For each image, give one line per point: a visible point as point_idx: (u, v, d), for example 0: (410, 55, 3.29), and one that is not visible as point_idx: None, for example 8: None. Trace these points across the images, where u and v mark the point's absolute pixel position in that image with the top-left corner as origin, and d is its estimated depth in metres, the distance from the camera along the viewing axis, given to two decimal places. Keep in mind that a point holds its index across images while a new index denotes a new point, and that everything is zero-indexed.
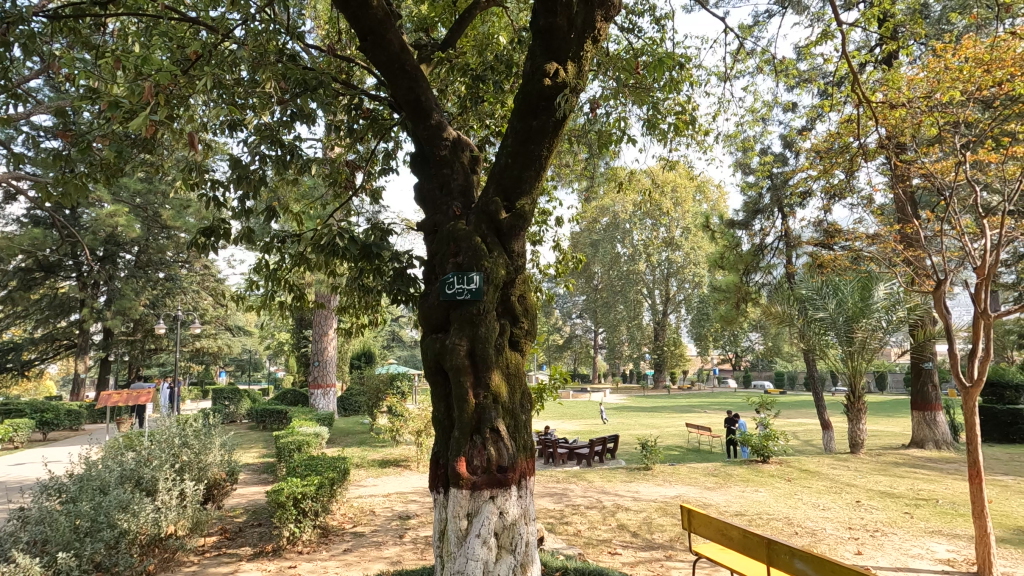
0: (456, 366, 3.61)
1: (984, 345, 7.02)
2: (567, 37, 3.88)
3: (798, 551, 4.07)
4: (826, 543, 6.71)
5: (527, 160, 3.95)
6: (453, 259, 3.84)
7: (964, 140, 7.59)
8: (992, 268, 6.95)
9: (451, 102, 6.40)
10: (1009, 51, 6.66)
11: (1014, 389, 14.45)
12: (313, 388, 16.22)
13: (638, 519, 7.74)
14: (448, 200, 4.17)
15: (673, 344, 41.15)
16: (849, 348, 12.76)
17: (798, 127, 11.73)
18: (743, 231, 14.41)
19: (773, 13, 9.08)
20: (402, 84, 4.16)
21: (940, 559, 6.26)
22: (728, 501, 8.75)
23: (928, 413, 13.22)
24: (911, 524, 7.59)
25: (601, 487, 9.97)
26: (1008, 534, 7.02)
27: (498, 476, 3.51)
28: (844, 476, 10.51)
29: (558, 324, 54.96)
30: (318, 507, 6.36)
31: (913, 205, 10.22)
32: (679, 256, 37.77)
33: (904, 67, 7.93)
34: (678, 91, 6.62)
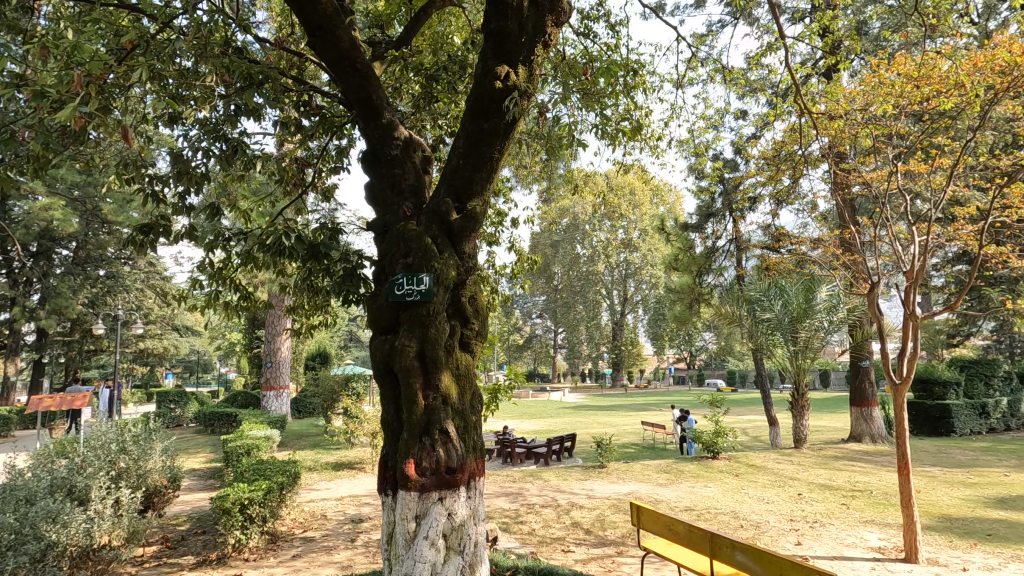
0: (405, 368, 3.59)
1: (915, 344, 7.45)
2: (518, 41, 3.90)
3: (739, 544, 4.23)
4: (769, 535, 6.99)
5: (478, 163, 3.96)
6: (403, 260, 3.81)
7: (897, 151, 8.03)
8: (920, 272, 7.38)
9: (405, 102, 6.34)
10: (936, 69, 7.09)
11: (943, 385, 15.16)
12: (265, 390, 15.78)
13: (591, 516, 7.87)
14: (399, 200, 4.14)
15: (630, 343, 41.95)
16: (794, 347, 13.34)
17: (748, 135, 12.17)
18: (696, 234, 14.86)
19: (725, 23, 9.40)
20: (352, 82, 4.09)
21: (872, 547, 6.61)
22: (678, 497, 9.00)
23: (865, 409, 13.93)
24: (847, 515, 8.00)
25: (557, 486, 10.07)
26: (933, 522, 7.49)
27: (447, 478, 3.51)
28: (788, 471, 10.98)
29: (518, 324, 55.20)
30: (266, 513, 6.19)
31: (852, 211, 10.76)
32: (636, 257, 38.61)
33: (843, 80, 8.34)
34: (631, 96, 6.76)
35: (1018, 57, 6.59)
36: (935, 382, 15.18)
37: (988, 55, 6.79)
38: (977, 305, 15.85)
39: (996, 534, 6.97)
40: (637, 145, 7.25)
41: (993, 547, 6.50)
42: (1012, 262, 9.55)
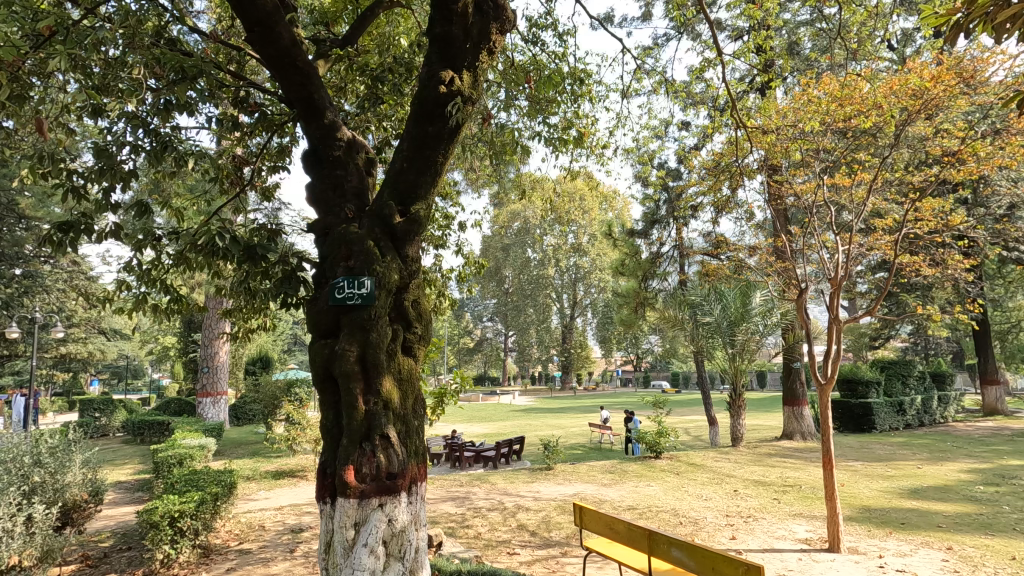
0: (345, 373, 3.52)
1: (839, 346, 7.93)
2: (463, 46, 3.92)
3: (675, 540, 4.38)
4: (706, 531, 7.27)
5: (422, 166, 3.96)
6: (344, 263, 3.75)
7: (825, 165, 8.54)
8: (843, 278, 7.90)
9: (350, 102, 6.27)
10: (857, 90, 7.61)
11: (865, 384, 16.21)
12: (201, 397, 15.07)
13: (537, 518, 7.94)
14: (341, 201, 4.08)
15: (579, 346, 42.70)
16: (732, 350, 13.95)
17: (690, 146, 12.65)
18: (641, 240, 15.30)
19: (669, 38, 9.78)
20: (293, 80, 3.99)
21: (800, 539, 6.99)
22: (621, 496, 9.23)
23: (796, 408, 14.72)
24: (778, 509, 8.43)
25: (503, 489, 10.10)
26: (855, 513, 8.01)
27: (388, 484, 3.47)
28: (725, 468, 11.44)
29: (469, 327, 55.09)
30: (198, 525, 5.91)
31: (784, 221, 11.39)
32: (586, 262, 39.37)
33: (776, 97, 8.80)
34: (578, 104, 6.92)
35: (927, 83, 7.19)
36: (859, 381, 16.23)
37: (902, 80, 7.36)
38: (894, 310, 17.08)
39: (909, 523, 7.51)
40: (583, 153, 7.41)
41: (906, 535, 7.01)
42: (924, 270, 10.37)
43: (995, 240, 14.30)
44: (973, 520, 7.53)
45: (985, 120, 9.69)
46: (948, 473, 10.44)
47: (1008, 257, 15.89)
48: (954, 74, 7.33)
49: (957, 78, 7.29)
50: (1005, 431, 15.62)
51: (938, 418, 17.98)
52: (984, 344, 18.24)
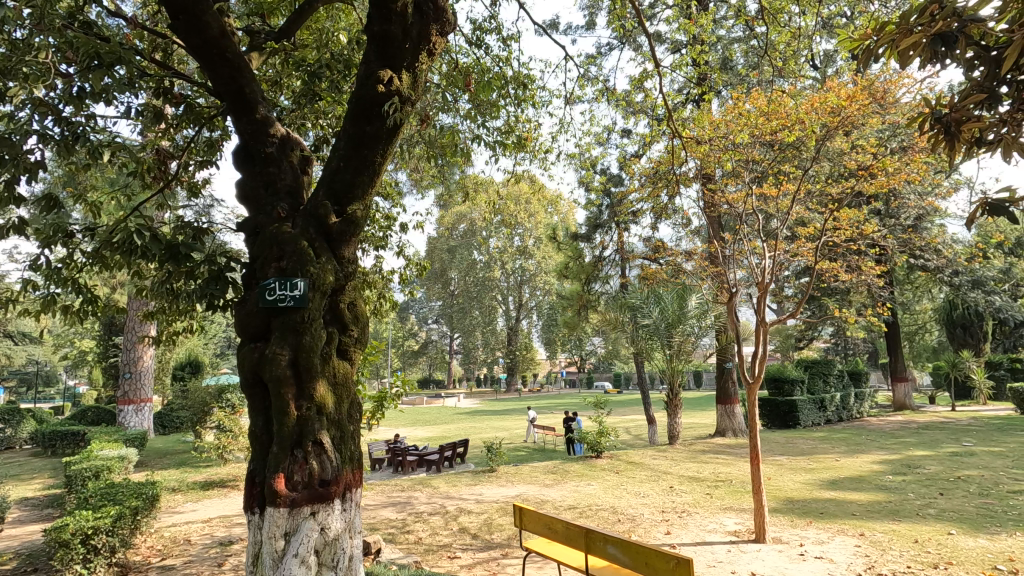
0: (276, 378, 3.41)
1: (766, 347, 8.36)
2: (402, 46, 3.88)
3: (612, 537, 4.47)
4: (642, 527, 7.50)
5: (359, 165, 3.89)
6: (275, 264, 3.63)
7: (754, 175, 9.00)
8: (769, 282, 8.36)
9: (285, 97, 6.07)
10: (781, 106, 8.08)
11: (790, 383, 17.19)
12: (122, 404, 14.10)
13: (478, 521, 7.93)
14: (273, 200, 3.95)
15: (524, 348, 43.01)
16: (669, 351, 14.45)
17: (630, 153, 13.03)
18: (585, 243, 15.61)
19: (611, 47, 10.06)
20: (222, 73, 3.83)
21: (729, 532, 7.32)
22: (563, 496, 9.37)
23: (728, 406, 15.39)
24: (710, 503, 8.80)
25: (446, 493, 10.02)
26: (779, 505, 8.47)
27: (320, 491, 3.38)
28: (662, 466, 11.83)
29: (413, 330, 54.42)
30: (115, 542, 5.53)
31: (718, 227, 11.91)
32: (531, 265, 39.79)
33: (710, 109, 9.20)
34: (521, 109, 7.00)
35: (842, 102, 7.73)
36: (785, 380, 17.19)
37: (822, 98, 7.88)
38: (817, 313, 18.22)
39: (827, 512, 8.02)
40: (526, 156, 7.50)
41: (825, 523, 7.48)
42: (841, 276, 11.12)
43: (903, 249, 15.56)
44: (883, 507, 8.14)
45: (894, 138, 10.53)
46: (863, 464, 11.23)
47: (915, 264, 17.26)
48: (867, 95, 7.91)
49: (869, 98, 7.89)
50: (912, 424, 16.99)
51: (854, 413, 19.30)
52: (894, 344, 19.77)
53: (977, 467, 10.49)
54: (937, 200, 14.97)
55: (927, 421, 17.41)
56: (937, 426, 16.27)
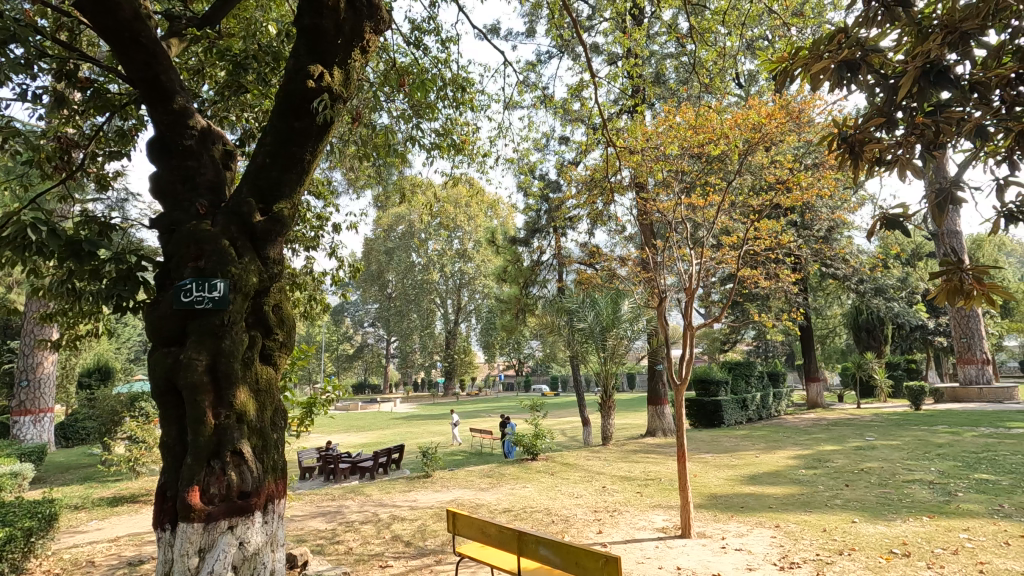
0: (192, 385, 3.20)
1: (693, 350, 8.74)
2: (334, 42, 3.76)
3: (543, 539, 4.51)
4: (575, 528, 7.63)
5: (286, 163, 3.75)
6: (193, 263, 3.42)
7: (683, 185, 9.42)
8: (696, 287, 8.75)
9: (209, 87, 5.77)
10: (708, 120, 8.50)
11: (716, 384, 18.07)
12: (17, 415, 12.82)
13: (412, 528, 7.79)
14: (192, 196, 3.72)
15: (463, 352, 42.85)
16: (604, 354, 14.82)
17: (567, 160, 13.30)
18: (523, 247, 15.80)
19: (551, 55, 10.24)
20: (134, 57, 3.55)
21: (657, 529, 7.57)
22: (498, 499, 9.39)
23: (658, 407, 15.95)
24: (640, 501, 9.09)
25: (379, 500, 9.77)
26: (704, 500, 8.87)
27: (239, 503, 3.21)
28: (595, 466, 12.10)
29: (349, 333, 52.98)
30: (4, 568, 5.00)
31: (650, 234, 12.36)
32: (470, 268, 39.69)
33: (643, 119, 9.54)
34: (459, 111, 6.98)
35: (762, 119, 8.22)
36: (712, 381, 18.04)
37: (745, 115, 8.34)
38: (740, 317, 19.26)
39: (747, 506, 8.48)
40: (464, 160, 7.48)
41: (744, 517, 7.90)
42: (761, 282, 11.82)
43: (816, 258, 16.76)
44: (796, 499, 8.70)
45: (808, 156, 11.35)
46: (779, 460, 11.96)
47: (827, 273, 18.61)
48: (785, 114, 8.46)
49: (787, 117, 8.44)
50: (823, 421, 18.27)
51: (773, 412, 20.53)
52: (808, 347, 21.22)
53: (878, 460, 11.44)
54: (845, 213, 16.26)
55: (835, 418, 18.81)
56: (844, 422, 17.61)
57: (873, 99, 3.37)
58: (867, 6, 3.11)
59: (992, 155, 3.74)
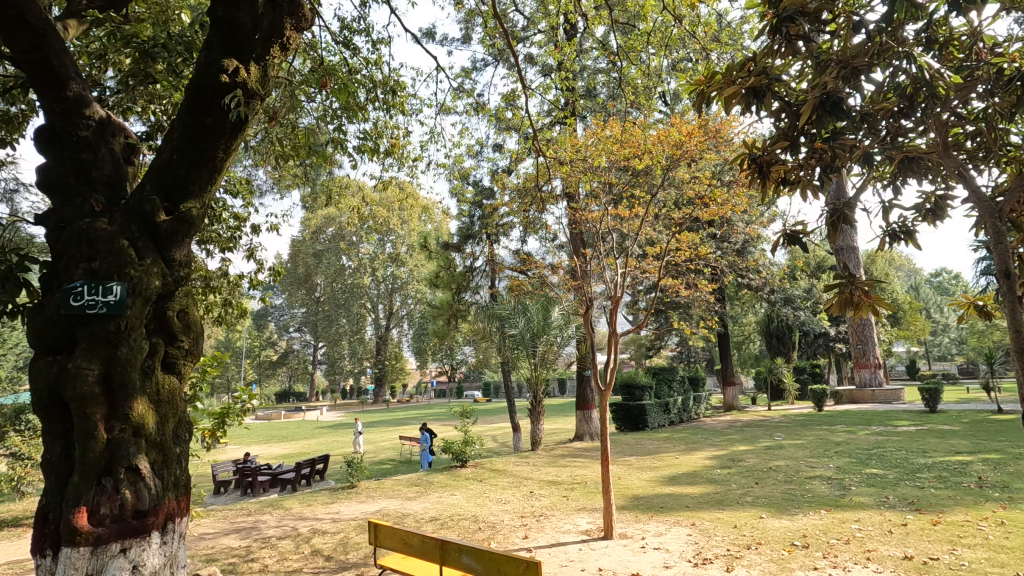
0: (80, 397, 2.94)
1: (617, 356, 8.99)
2: (250, 37, 3.61)
3: (466, 547, 4.51)
4: (501, 534, 7.66)
5: (196, 160, 3.56)
6: (85, 264, 3.17)
7: (610, 196, 9.74)
8: (620, 296, 9.05)
9: (113, 74, 5.39)
10: (633, 135, 8.84)
11: (640, 389, 18.75)
12: None
13: (333, 541, 7.53)
14: (87, 192, 3.44)
15: (394, 358, 41.97)
16: (534, 360, 14.95)
17: (500, 168, 13.38)
18: (456, 253, 15.78)
19: (486, 63, 10.27)
20: (21, 38, 3.25)
21: (582, 531, 7.74)
22: (424, 508, 9.26)
23: (585, 411, 16.31)
24: (566, 505, 9.27)
25: (298, 513, 9.37)
26: (626, 502, 9.17)
27: (134, 524, 2.97)
28: (524, 472, 12.20)
29: (272, 339, 50.59)
30: None
31: (580, 244, 12.67)
32: (402, 272, 39.01)
33: (573, 131, 9.81)
34: (389, 115, 6.86)
35: (683, 137, 8.63)
36: (637, 386, 18.73)
37: (667, 132, 8.72)
38: (664, 325, 20.11)
39: (666, 506, 8.83)
40: (394, 163, 7.34)
41: (663, 517, 8.22)
42: (683, 290, 12.37)
43: (732, 270, 17.85)
44: (710, 498, 9.18)
45: (726, 172, 12.01)
46: (697, 460, 12.56)
47: (743, 283, 19.77)
48: (704, 133, 8.92)
49: (706, 136, 8.88)
50: (738, 422, 19.40)
51: (693, 414, 21.54)
52: (725, 352, 22.47)
53: (784, 458, 12.28)
54: (759, 227, 17.36)
55: (748, 419, 20.02)
56: (757, 423, 18.76)
57: (779, 124, 3.68)
58: (773, 37, 3.38)
59: (879, 179, 4.23)
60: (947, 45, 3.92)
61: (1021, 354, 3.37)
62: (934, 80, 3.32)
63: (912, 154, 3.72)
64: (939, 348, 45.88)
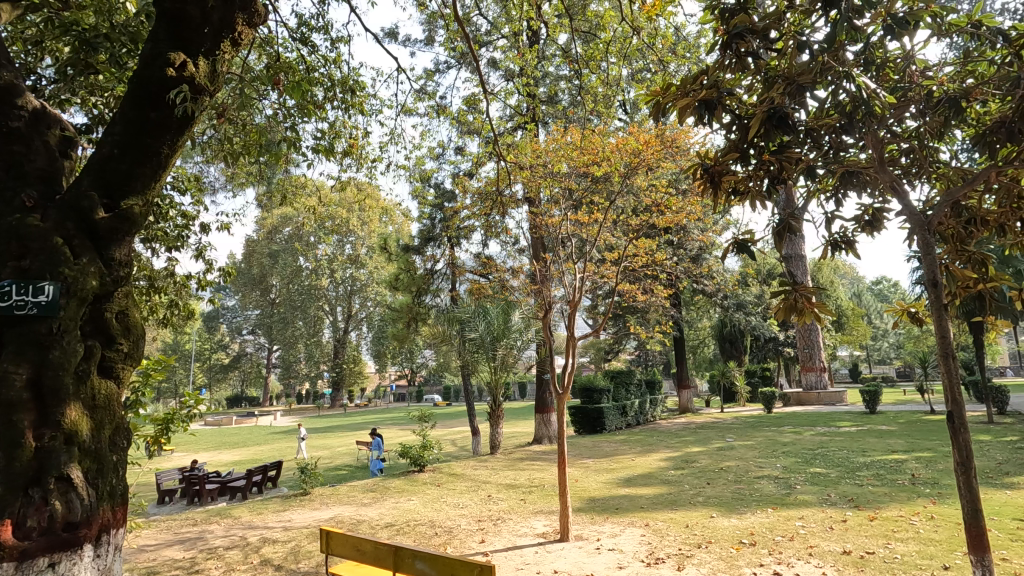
0: (7, 402, 2.77)
1: (575, 360, 9.09)
2: (200, 31, 3.52)
3: (419, 552, 4.46)
4: (458, 538, 7.62)
5: (139, 155, 3.41)
6: (14, 261, 2.99)
7: (570, 201, 9.86)
8: (579, 300, 9.17)
9: (51, 62, 5.13)
10: (593, 142, 8.96)
11: (599, 392, 19.03)
12: None
13: (284, 550, 7.32)
14: (18, 185, 3.25)
15: (352, 362, 41.17)
16: (494, 364, 14.95)
17: (461, 171, 13.36)
18: (416, 256, 15.65)
19: (450, 66, 10.24)
20: None
21: (538, 534, 7.78)
22: (380, 514, 9.12)
23: (544, 415, 16.43)
24: (524, 508, 9.31)
25: (248, 522, 9.07)
26: (583, 504, 9.27)
27: (64, 536, 2.81)
28: (482, 476, 12.18)
29: (224, 342, 48.81)
30: None
31: (541, 248, 12.77)
32: (362, 274, 38.35)
33: (534, 136, 9.89)
34: (347, 115, 6.75)
35: (641, 145, 8.83)
36: (595, 390, 19.01)
37: (626, 141, 8.88)
38: (621, 329, 20.49)
39: (621, 507, 8.99)
40: (352, 164, 7.24)
41: (618, 518, 8.35)
42: (640, 295, 12.61)
43: (687, 276, 18.35)
44: (664, 498, 9.39)
45: (682, 181, 12.34)
46: (652, 462, 12.83)
47: (698, 289, 20.33)
48: (661, 142, 9.12)
49: (663, 145, 9.09)
50: (692, 424, 19.95)
51: (650, 417, 21.98)
52: (681, 356, 23.04)
53: (735, 458, 12.69)
54: (713, 235, 17.89)
55: (702, 421, 20.62)
56: (709, 425, 19.31)
57: (729, 136, 3.84)
58: (724, 53, 3.51)
59: (823, 191, 4.45)
60: (883, 68, 4.14)
61: (945, 360, 3.62)
62: (871, 100, 3.52)
63: (851, 168, 3.94)
64: (879, 351, 48.45)
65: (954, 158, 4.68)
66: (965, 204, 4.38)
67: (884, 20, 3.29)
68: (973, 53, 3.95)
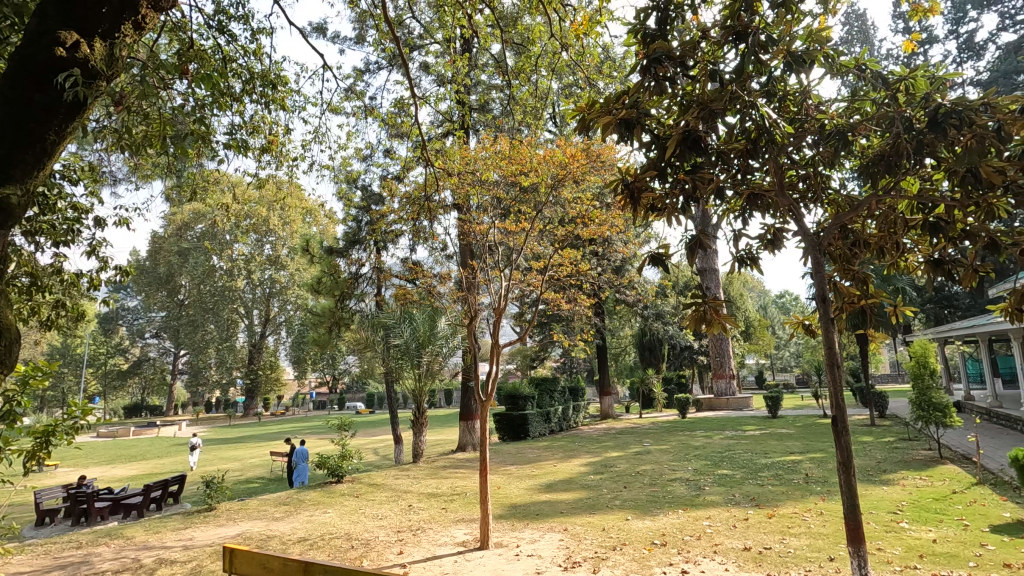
0: None
1: (499, 367, 9.12)
2: (97, 10, 3.25)
3: (331, 568, 4.27)
4: (375, 551, 7.42)
5: (20, 140, 3.07)
6: None
7: (498, 209, 9.92)
8: (504, 307, 9.24)
9: None
10: (521, 152, 9.05)
11: (524, 399, 19.21)
12: None
13: (184, 571, 6.82)
14: None
15: (270, 368, 39.04)
16: (420, 372, 14.46)
17: (389, 173, 13.12)
18: (340, 259, 15.14)
19: (379, 67, 10.03)
20: None
21: (458, 543, 7.72)
22: (293, 528, 8.70)
23: (468, 422, 16.34)
24: (444, 517, 9.21)
25: (142, 543, 8.36)
26: (504, 511, 9.32)
27: None
28: (403, 485, 11.93)
29: (122, 347, 44.76)
30: None
31: (468, 254, 12.75)
32: (282, 276, 36.50)
33: (464, 143, 9.88)
34: (267, 108, 6.44)
35: (567, 158, 9.04)
36: (520, 397, 19.17)
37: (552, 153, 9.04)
38: (547, 336, 20.85)
39: (542, 513, 9.10)
40: (272, 161, 6.94)
41: (538, 524, 8.46)
42: (564, 304, 12.87)
43: (610, 286, 18.96)
44: (583, 503, 9.61)
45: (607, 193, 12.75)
46: (573, 467, 13.11)
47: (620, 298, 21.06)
48: (587, 156, 9.37)
49: (588, 159, 9.34)
50: (612, 430, 20.56)
51: (572, 423, 22.47)
52: (603, 364, 23.75)
53: (650, 462, 13.23)
54: (635, 247, 18.59)
55: (622, 427, 21.32)
56: (628, 430, 20.00)
57: (649, 155, 4.03)
58: (644, 77, 3.67)
59: (731, 211, 4.76)
60: (785, 101, 4.50)
61: (832, 368, 3.99)
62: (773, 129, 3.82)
63: (755, 192, 4.25)
64: (782, 360, 52.34)
65: (842, 185, 5.16)
66: (852, 227, 4.85)
67: (785, 58, 3.60)
68: (858, 92, 4.38)
